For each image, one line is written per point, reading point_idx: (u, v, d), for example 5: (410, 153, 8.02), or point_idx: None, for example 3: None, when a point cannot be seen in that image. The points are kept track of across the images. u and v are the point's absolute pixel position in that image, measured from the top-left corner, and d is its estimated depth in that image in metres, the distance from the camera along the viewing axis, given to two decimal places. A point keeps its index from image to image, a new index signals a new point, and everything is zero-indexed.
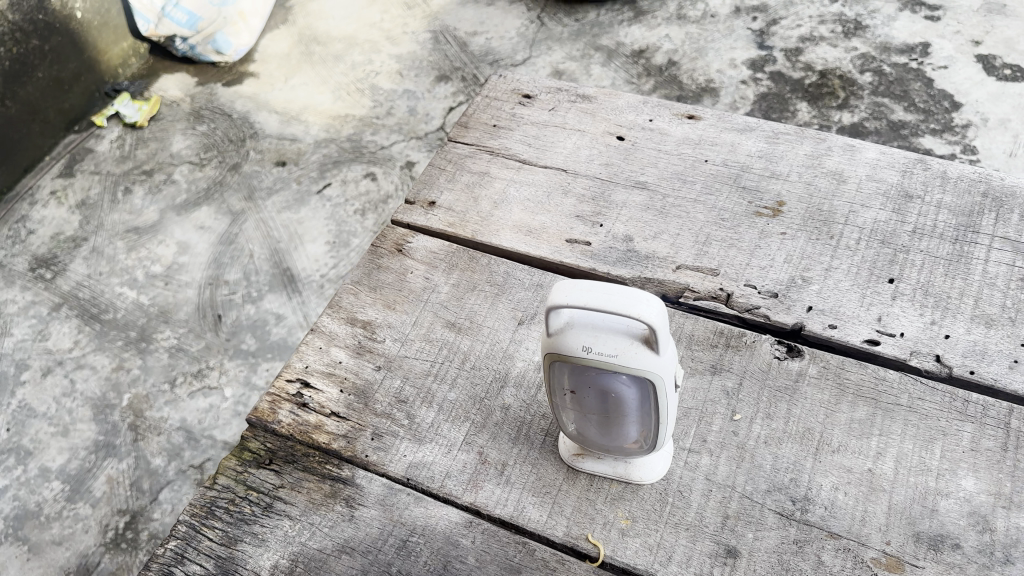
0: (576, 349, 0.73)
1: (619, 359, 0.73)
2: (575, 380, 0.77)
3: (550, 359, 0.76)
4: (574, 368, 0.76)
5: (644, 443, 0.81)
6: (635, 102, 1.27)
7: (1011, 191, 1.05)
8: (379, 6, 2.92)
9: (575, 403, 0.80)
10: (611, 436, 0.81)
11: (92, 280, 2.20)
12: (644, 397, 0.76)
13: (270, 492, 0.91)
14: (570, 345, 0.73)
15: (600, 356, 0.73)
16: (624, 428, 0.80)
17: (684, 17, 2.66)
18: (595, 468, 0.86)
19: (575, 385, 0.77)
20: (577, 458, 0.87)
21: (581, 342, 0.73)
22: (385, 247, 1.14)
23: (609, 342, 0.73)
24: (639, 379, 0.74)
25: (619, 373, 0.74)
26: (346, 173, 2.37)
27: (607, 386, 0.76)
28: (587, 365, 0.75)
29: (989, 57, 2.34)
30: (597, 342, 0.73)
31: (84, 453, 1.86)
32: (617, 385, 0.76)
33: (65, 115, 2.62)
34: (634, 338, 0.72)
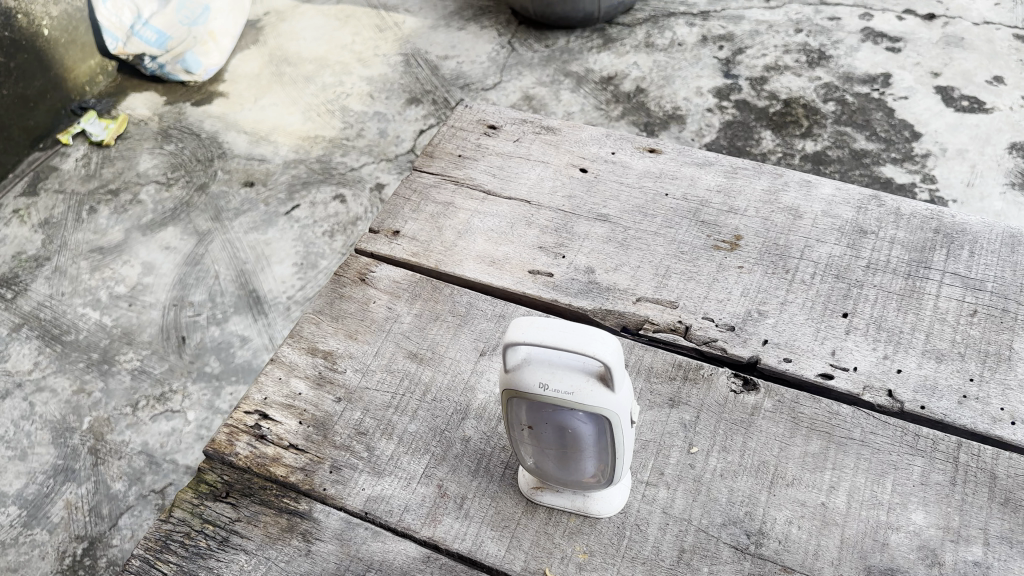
0: (532, 386, 0.74)
1: (574, 395, 0.73)
2: (533, 416, 0.77)
3: (508, 395, 0.77)
4: (531, 405, 0.76)
5: (602, 477, 0.82)
6: (598, 135, 1.29)
7: (961, 227, 1.08)
8: (351, 28, 2.93)
9: (532, 438, 0.80)
10: (569, 471, 0.82)
11: (54, 301, 2.17)
12: (602, 433, 0.77)
13: (226, 525, 0.91)
14: (526, 381, 0.74)
15: (556, 394, 0.74)
16: (583, 462, 0.80)
17: (652, 45, 2.69)
18: (554, 501, 0.86)
19: (532, 420, 0.78)
20: (536, 491, 0.87)
21: (538, 379, 0.74)
22: (347, 276, 1.13)
23: (565, 380, 0.73)
24: (596, 417, 0.75)
25: (575, 410, 0.75)
26: (315, 195, 2.37)
27: (564, 422, 0.77)
28: (544, 402, 0.75)
29: (948, 89, 2.40)
30: (553, 380, 0.73)
31: (42, 478, 1.82)
32: (573, 421, 0.76)
33: (30, 133, 2.59)
34: (590, 375, 0.73)
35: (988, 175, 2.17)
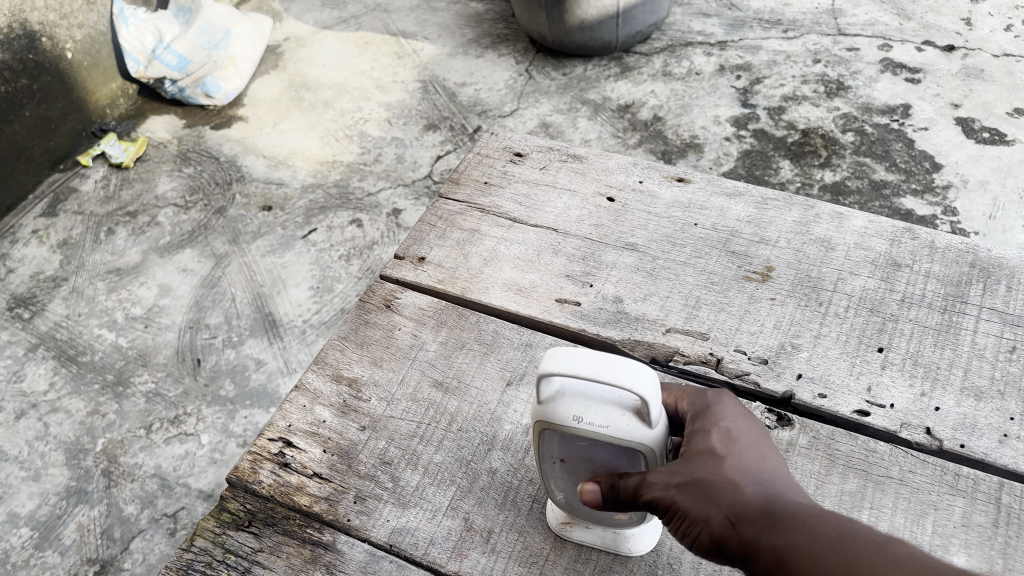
0: (566, 418, 0.73)
1: (609, 429, 0.72)
2: (564, 448, 0.76)
3: (541, 424, 0.75)
4: (565, 436, 0.75)
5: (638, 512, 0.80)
6: (625, 163, 1.28)
7: (997, 262, 1.06)
8: (370, 54, 2.95)
9: (565, 469, 0.78)
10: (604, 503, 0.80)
11: (70, 321, 2.17)
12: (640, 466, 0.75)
13: (248, 555, 0.89)
14: (560, 413, 0.73)
15: (590, 427, 0.72)
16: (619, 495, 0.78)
17: (669, 75, 2.69)
18: (583, 537, 0.85)
19: (565, 451, 0.76)
20: (565, 526, 0.85)
21: (572, 410, 0.72)
22: (372, 302, 1.12)
23: (599, 414, 0.72)
24: (632, 452, 0.73)
25: (609, 444, 0.73)
26: (332, 219, 2.37)
27: (596, 455, 0.75)
28: (577, 435, 0.74)
29: (968, 120, 2.39)
30: (587, 412, 0.72)
31: (54, 499, 1.81)
32: (606, 455, 0.75)
33: (51, 154, 2.60)
34: (625, 406, 0.72)
35: (1011, 207, 2.15)
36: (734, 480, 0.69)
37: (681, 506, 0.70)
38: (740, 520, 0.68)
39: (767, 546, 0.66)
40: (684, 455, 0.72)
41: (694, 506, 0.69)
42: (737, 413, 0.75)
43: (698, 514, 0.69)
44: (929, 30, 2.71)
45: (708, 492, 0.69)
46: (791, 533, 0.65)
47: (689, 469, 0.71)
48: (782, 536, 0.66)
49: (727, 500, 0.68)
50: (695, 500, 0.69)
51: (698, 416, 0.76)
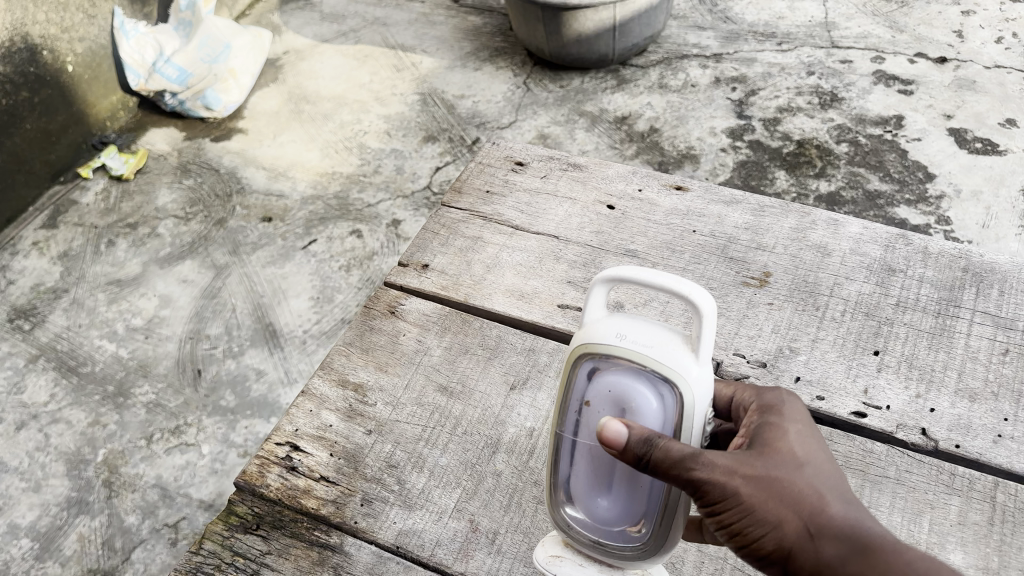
0: (611, 334, 0.73)
1: (654, 348, 0.72)
2: (595, 385, 0.74)
3: (577, 355, 0.76)
4: (599, 361, 0.74)
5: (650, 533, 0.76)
6: (624, 172, 1.30)
7: (989, 266, 1.08)
8: (369, 67, 2.98)
9: (584, 431, 0.75)
10: (614, 501, 0.75)
11: (71, 332, 2.18)
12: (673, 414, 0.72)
13: (257, 558, 0.91)
14: (605, 331, 0.73)
15: (633, 344, 0.72)
16: (635, 487, 0.74)
17: (665, 87, 2.72)
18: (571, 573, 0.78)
19: (593, 391, 0.74)
20: (553, 560, 0.79)
21: (616, 329, 0.74)
22: (377, 308, 1.14)
23: (645, 336, 0.73)
24: (669, 384, 0.71)
25: (646, 375, 0.72)
26: (332, 230, 2.39)
27: (627, 395, 0.71)
28: (615, 360, 0.73)
29: (960, 131, 2.42)
30: (632, 332, 0.73)
31: (55, 510, 1.82)
32: (637, 393, 0.71)
33: (51, 167, 2.62)
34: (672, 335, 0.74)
35: (1003, 216, 2.17)
36: (819, 493, 0.67)
37: (754, 505, 0.67)
38: (818, 532, 0.66)
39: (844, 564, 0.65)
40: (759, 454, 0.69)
41: (770, 509, 0.67)
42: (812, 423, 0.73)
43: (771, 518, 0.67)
44: (920, 42, 2.75)
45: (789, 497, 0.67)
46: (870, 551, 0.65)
47: (766, 469, 0.68)
48: (866, 560, 0.64)
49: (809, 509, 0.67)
50: (774, 501, 0.67)
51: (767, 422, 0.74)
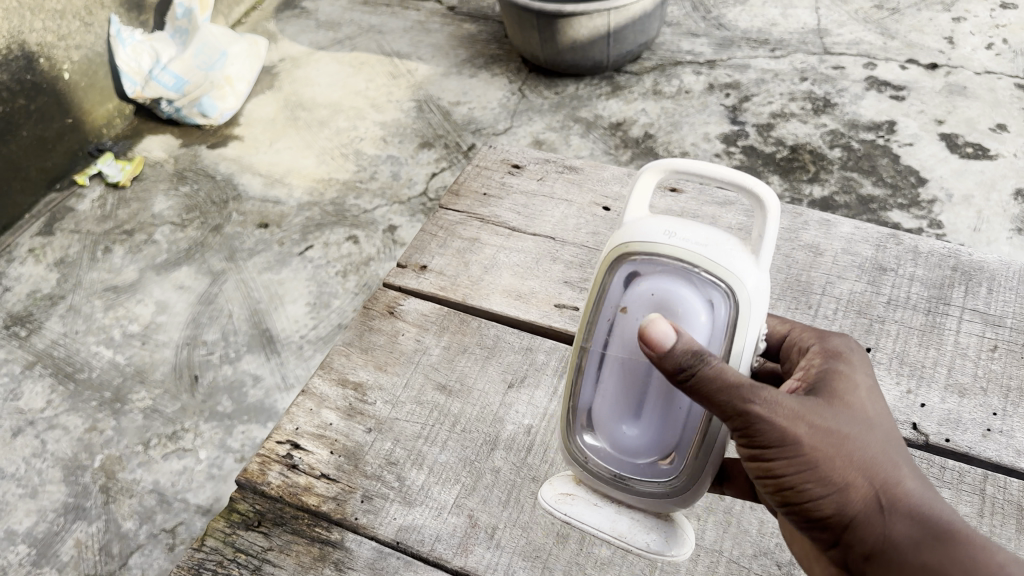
0: (659, 233, 0.76)
1: (705, 248, 0.75)
2: (638, 289, 0.76)
3: (615, 261, 0.78)
4: (642, 267, 0.77)
5: (677, 470, 0.81)
6: (620, 174, 1.32)
7: (979, 264, 1.10)
8: (365, 74, 3.00)
9: (615, 341, 0.78)
10: (641, 431, 0.79)
11: (68, 339, 2.19)
12: (720, 318, 0.75)
13: (258, 554, 0.92)
14: (654, 230, 0.77)
15: (684, 242, 0.75)
16: (665, 418, 0.78)
17: (660, 93, 2.75)
18: (580, 511, 0.83)
19: (634, 296, 0.76)
20: (566, 497, 0.84)
21: (665, 230, 0.77)
22: (376, 309, 1.16)
23: (694, 235, 0.76)
24: (719, 284, 0.74)
25: (695, 274, 0.75)
26: (328, 236, 2.40)
27: (674, 297, 0.74)
28: (661, 259, 0.76)
29: (952, 136, 2.44)
30: (681, 231, 0.76)
31: (52, 516, 1.83)
32: (684, 295, 0.74)
33: (47, 174, 2.63)
34: (730, 240, 0.76)
35: (995, 220, 2.19)
36: (891, 465, 0.70)
37: (823, 462, 0.69)
38: (888, 503, 0.69)
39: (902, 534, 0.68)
40: (826, 404, 0.72)
41: (842, 471, 0.69)
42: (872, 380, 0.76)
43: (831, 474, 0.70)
44: (912, 48, 2.78)
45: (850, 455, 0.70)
46: (937, 525, 0.68)
47: (842, 430, 0.70)
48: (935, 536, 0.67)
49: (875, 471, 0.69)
50: (848, 466, 0.69)
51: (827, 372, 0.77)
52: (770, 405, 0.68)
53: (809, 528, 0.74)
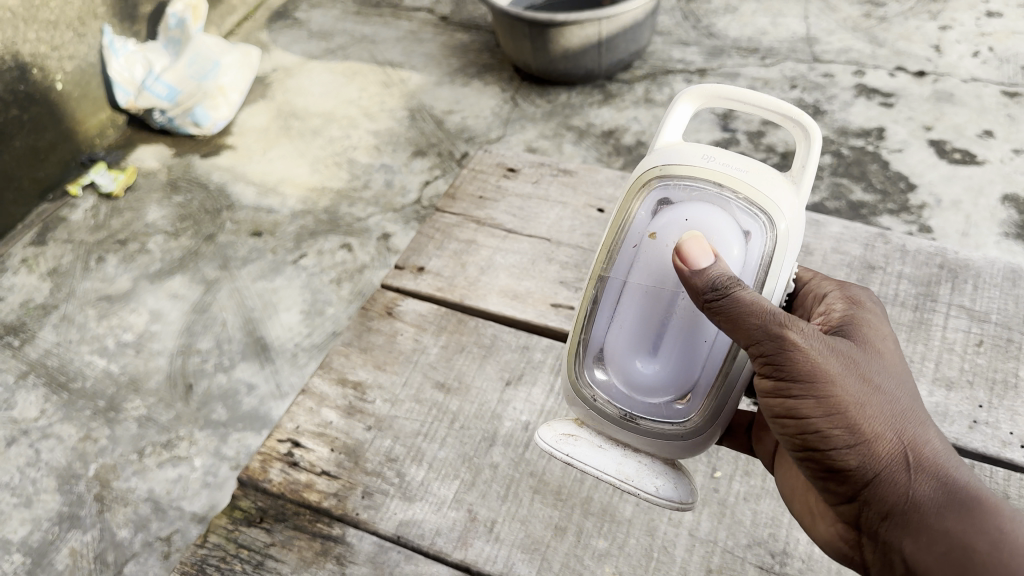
0: (701, 158, 0.92)
1: (745, 172, 0.90)
2: (672, 215, 0.90)
3: (651, 188, 0.94)
4: (673, 186, 0.93)
5: (688, 411, 0.94)
6: (614, 176, 1.36)
7: (965, 262, 1.20)
8: (358, 83, 3.02)
9: (637, 272, 0.90)
10: (654, 369, 0.91)
11: (61, 348, 2.19)
12: (756, 243, 0.89)
13: (261, 549, 0.98)
14: (697, 156, 0.92)
15: (728, 167, 0.91)
16: (680, 358, 0.90)
17: (651, 101, 2.77)
18: (580, 450, 0.93)
19: (663, 223, 0.91)
20: (570, 437, 0.95)
21: (706, 155, 0.92)
22: (374, 309, 1.21)
23: (737, 162, 0.91)
24: (757, 208, 0.89)
25: (734, 201, 0.90)
26: (321, 244, 2.41)
27: (712, 219, 0.88)
28: (703, 181, 0.91)
29: (940, 142, 2.48)
30: (724, 157, 0.91)
31: (47, 525, 1.82)
32: (719, 219, 0.88)
33: (40, 184, 2.63)
34: (772, 169, 0.91)
35: (983, 225, 2.22)
36: (919, 425, 0.79)
37: (853, 407, 0.78)
38: (914, 459, 0.78)
39: (926, 490, 0.77)
40: (858, 353, 0.82)
41: (873, 421, 0.78)
42: (893, 337, 0.88)
43: (862, 420, 0.78)
44: (900, 56, 2.82)
45: (882, 405, 0.79)
46: (957, 489, 0.77)
47: (876, 382, 0.80)
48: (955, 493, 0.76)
49: (904, 428, 0.78)
50: (880, 418, 0.79)
51: (848, 322, 0.89)
52: (805, 340, 0.79)
53: (828, 478, 0.83)
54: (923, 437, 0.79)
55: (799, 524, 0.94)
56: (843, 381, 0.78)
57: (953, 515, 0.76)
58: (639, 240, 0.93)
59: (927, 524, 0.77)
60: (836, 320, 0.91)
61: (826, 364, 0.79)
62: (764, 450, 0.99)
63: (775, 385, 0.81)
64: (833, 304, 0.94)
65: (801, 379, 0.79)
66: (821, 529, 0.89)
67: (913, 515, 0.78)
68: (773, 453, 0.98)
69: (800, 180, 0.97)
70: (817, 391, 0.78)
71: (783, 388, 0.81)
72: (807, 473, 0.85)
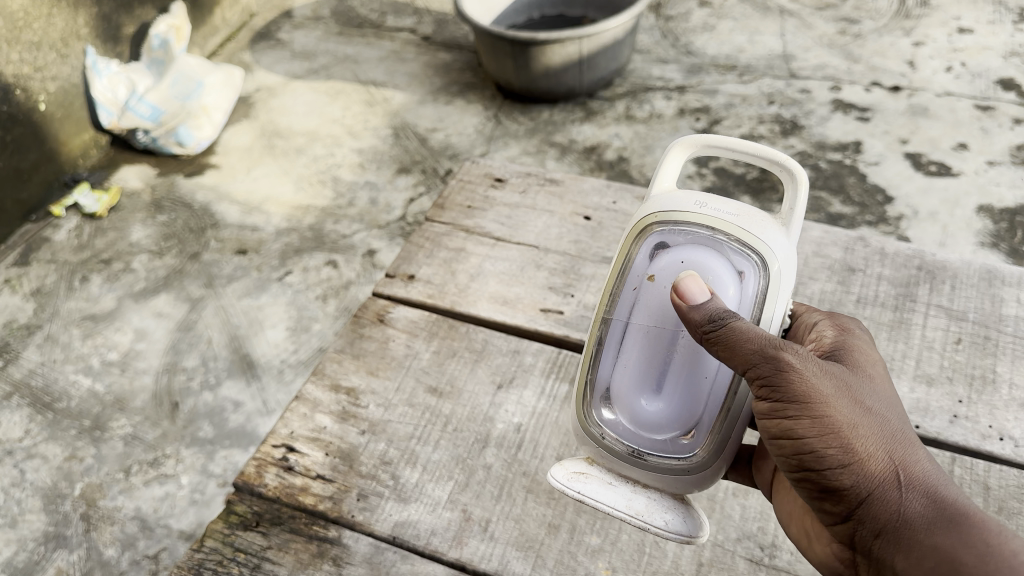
0: (691, 204, 0.95)
1: (736, 216, 0.93)
2: (668, 260, 0.93)
3: (645, 234, 0.96)
4: (670, 231, 0.95)
5: (694, 446, 0.94)
6: (599, 186, 1.44)
7: (941, 265, 1.25)
8: (341, 103, 3.04)
9: (639, 312, 0.93)
10: (659, 406, 0.93)
11: (45, 368, 2.19)
12: (750, 284, 0.91)
13: (258, 552, 1.00)
14: (687, 202, 0.95)
15: (718, 212, 0.93)
16: (684, 395, 0.92)
17: (632, 118, 2.82)
18: (591, 487, 0.93)
19: (662, 266, 0.93)
20: (581, 474, 0.95)
21: (698, 200, 0.95)
22: (366, 316, 1.26)
23: (726, 207, 0.94)
24: (750, 250, 0.91)
25: (728, 243, 0.92)
26: (307, 262, 2.43)
27: (706, 262, 0.91)
28: (695, 226, 0.94)
29: (916, 155, 2.53)
30: (714, 203, 0.94)
31: (32, 545, 1.81)
32: (713, 262, 0.91)
33: (23, 206, 2.63)
34: (762, 213, 0.94)
35: (960, 235, 2.27)
36: (911, 445, 0.80)
37: (847, 427, 0.79)
38: (906, 478, 0.78)
39: (917, 508, 0.77)
40: (851, 377, 0.84)
41: (866, 441, 0.79)
42: (883, 363, 0.91)
43: (855, 440, 0.79)
44: (875, 72, 2.88)
45: (874, 425, 0.80)
46: (950, 509, 0.76)
47: (869, 404, 0.82)
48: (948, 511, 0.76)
49: (897, 448, 0.79)
50: (873, 439, 0.79)
51: (841, 348, 0.92)
52: (800, 363, 0.80)
53: (823, 499, 0.83)
54: (914, 456, 0.79)
55: (797, 548, 0.95)
56: (836, 401, 0.80)
57: (942, 530, 0.75)
58: (638, 282, 0.95)
59: (918, 540, 0.76)
60: (828, 345, 0.93)
61: (819, 385, 0.80)
62: (763, 479, 1.00)
63: (771, 408, 0.82)
64: (823, 331, 0.96)
65: (796, 400, 0.80)
66: (818, 549, 0.91)
67: (904, 532, 0.78)
68: (772, 481, 0.99)
69: (790, 217, 0.97)
70: (812, 411, 0.79)
71: (778, 410, 0.82)
72: (803, 495, 0.85)
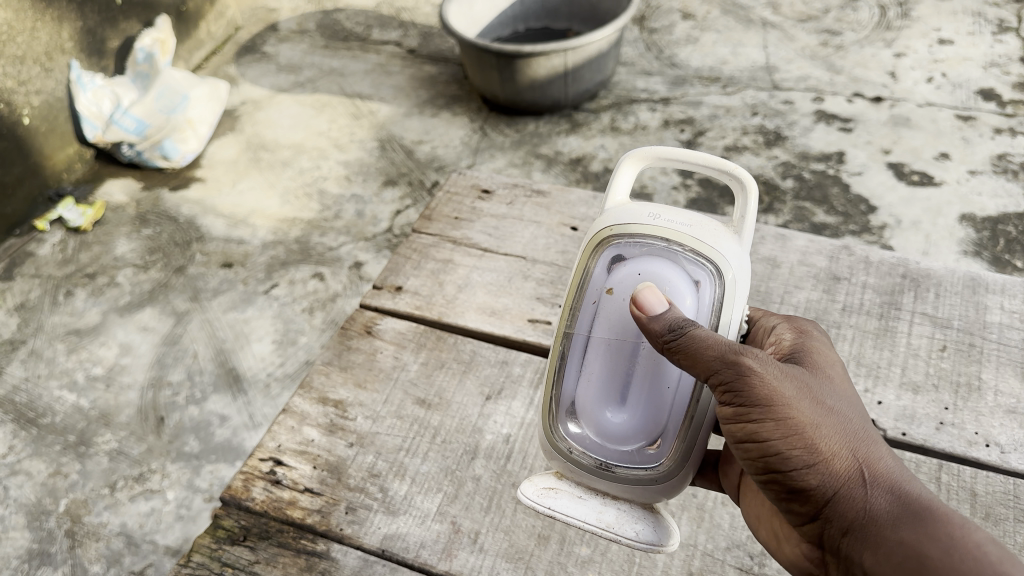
0: (645, 216, 0.95)
1: (690, 226, 0.93)
2: (625, 271, 0.93)
3: (602, 247, 0.96)
4: (627, 244, 0.95)
5: (660, 455, 0.94)
6: (585, 197, 1.44)
7: (925, 272, 1.26)
8: (327, 116, 3.04)
9: (599, 325, 0.93)
10: (623, 419, 0.93)
11: (29, 384, 2.16)
12: (706, 292, 0.91)
13: (245, 567, 0.99)
14: (640, 214, 0.95)
15: (672, 222, 0.94)
16: (648, 404, 0.92)
17: (617, 129, 2.83)
18: (562, 502, 0.94)
19: (620, 278, 0.93)
20: (549, 491, 0.95)
21: (651, 212, 0.96)
22: (354, 328, 1.26)
23: (679, 217, 0.94)
24: (704, 259, 0.92)
25: (683, 252, 0.93)
26: (293, 275, 2.42)
27: (663, 272, 0.91)
28: (650, 237, 0.94)
29: (898, 165, 2.55)
30: (667, 214, 0.94)
31: (16, 563, 1.79)
32: (669, 271, 0.91)
33: (6, 220, 2.61)
34: (716, 222, 0.94)
35: (943, 243, 2.29)
36: (872, 442, 0.81)
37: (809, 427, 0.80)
38: (870, 475, 0.78)
39: (881, 505, 0.77)
40: (811, 379, 0.84)
41: (828, 440, 0.80)
42: (841, 363, 0.92)
43: (818, 441, 0.80)
44: (857, 83, 2.91)
45: (836, 425, 0.81)
46: (914, 504, 0.76)
47: (830, 404, 0.83)
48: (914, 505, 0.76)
49: (859, 446, 0.80)
50: (835, 437, 0.80)
51: (800, 349, 0.93)
52: (761, 366, 0.81)
53: (791, 500, 0.84)
54: (877, 453, 0.80)
55: (768, 549, 0.95)
56: (798, 403, 0.80)
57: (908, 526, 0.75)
58: (598, 296, 0.95)
59: (884, 536, 0.76)
60: (787, 348, 0.94)
61: (781, 388, 0.81)
62: (730, 484, 1.00)
63: (735, 413, 0.82)
64: (782, 335, 0.97)
65: (760, 403, 0.80)
66: (787, 550, 0.91)
67: (871, 529, 0.77)
68: (738, 485, 0.99)
69: (742, 225, 0.98)
70: (776, 413, 0.80)
71: (742, 414, 0.82)
72: (770, 496, 0.86)
